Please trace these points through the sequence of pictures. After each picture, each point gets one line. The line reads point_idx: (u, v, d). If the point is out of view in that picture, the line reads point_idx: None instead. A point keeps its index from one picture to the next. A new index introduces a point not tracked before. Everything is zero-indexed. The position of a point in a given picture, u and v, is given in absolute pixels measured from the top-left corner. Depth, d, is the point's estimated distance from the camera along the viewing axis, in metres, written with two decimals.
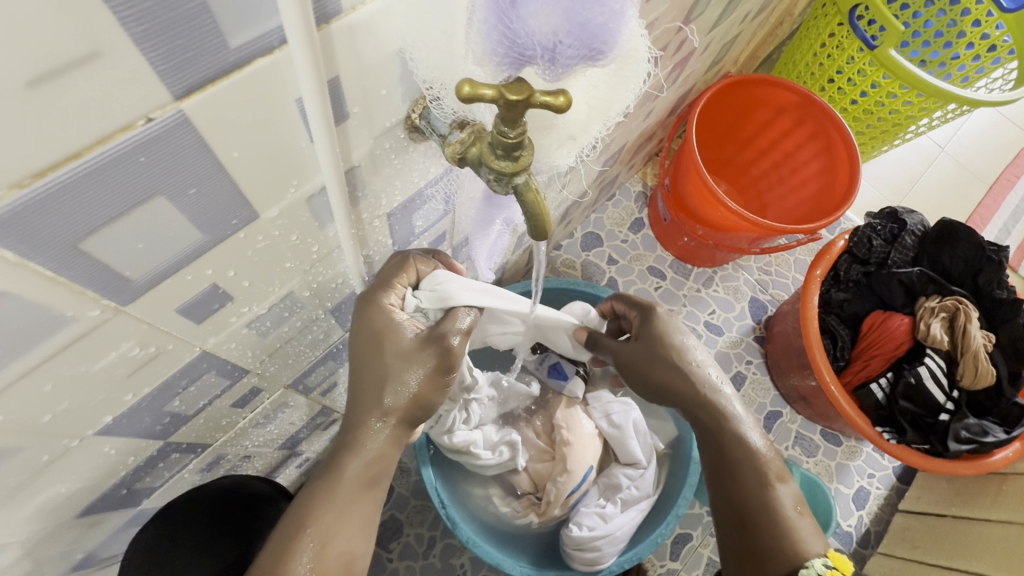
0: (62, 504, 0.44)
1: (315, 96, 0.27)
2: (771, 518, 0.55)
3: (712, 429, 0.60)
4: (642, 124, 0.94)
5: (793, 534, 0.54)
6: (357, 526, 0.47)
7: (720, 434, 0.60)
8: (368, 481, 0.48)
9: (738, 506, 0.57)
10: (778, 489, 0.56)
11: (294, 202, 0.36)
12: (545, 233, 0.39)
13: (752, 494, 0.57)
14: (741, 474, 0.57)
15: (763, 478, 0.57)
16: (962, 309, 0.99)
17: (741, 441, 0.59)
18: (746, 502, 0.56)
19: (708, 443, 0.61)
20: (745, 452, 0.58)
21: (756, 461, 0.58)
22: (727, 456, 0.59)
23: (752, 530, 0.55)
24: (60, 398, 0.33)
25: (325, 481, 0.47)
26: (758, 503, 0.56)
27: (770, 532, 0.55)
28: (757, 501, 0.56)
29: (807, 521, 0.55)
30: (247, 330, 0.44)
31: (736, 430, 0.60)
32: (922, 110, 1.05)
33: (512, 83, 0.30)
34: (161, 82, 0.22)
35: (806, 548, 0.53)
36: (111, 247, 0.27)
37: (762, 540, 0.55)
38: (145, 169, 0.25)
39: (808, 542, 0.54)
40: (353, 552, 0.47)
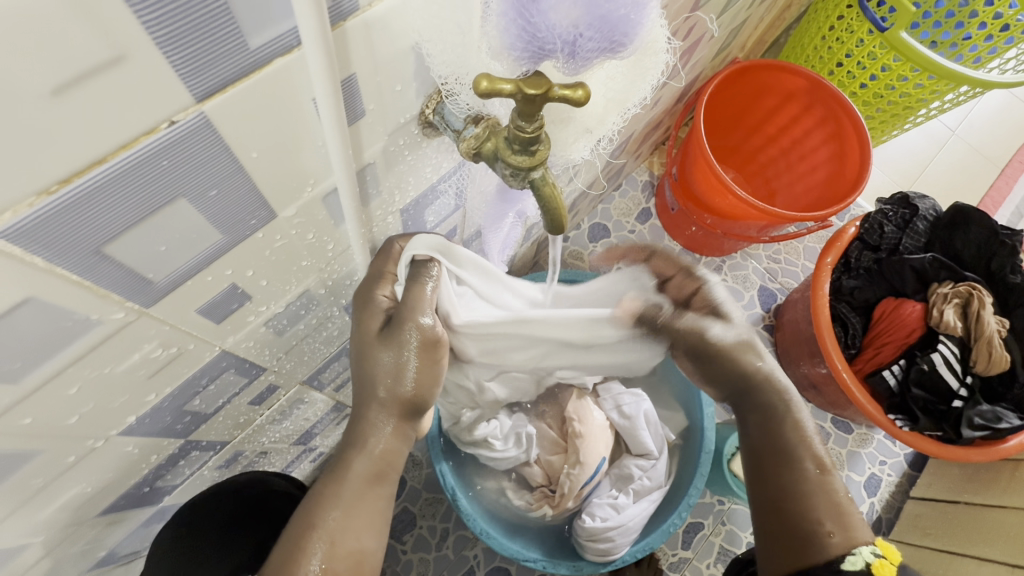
0: (90, 500, 0.45)
1: (329, 93, 0.27)
2: (820, 502, 0.53)
3: (762, 410, 0.58)
4: (650, 113, 0.93)
5: (843, 520, 0.52)
6: (365, 525, 0.47)
7: (772, 415, 0.57)
8: (379, 476, 0.48)
9: (785, 489, 0.54)
10: (830, 476, 0.54)
11: (310, 201, 0.36)
12: (562, 227, 0.38)
13: (800, 477, 0.54)
14: (789, 456, 0.55)
15: (815, 463, 0.54)
16: (976, 294, 0.98)
17: (796, 427, 0.56)
18: (795, 488, 0.54)
19: (760, 426, 0.58)
20: (795, 434, 0.56)
21: (808, 444, 0.55)
22: (780, 439, 0.56)
23: (796, 515, 0.53)
24: (85, 400, 0.34)
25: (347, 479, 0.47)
26: (808, 489, 0.53)
27: (819, 517, 0.52)
28: (804, 485, 0.54)
29: (856, 510, 0.53)
30: (264, 329, 0.45)
31: (792, 415, 0.57)
32: (934, 93, 1.03)
33: (530, 78, 0.30)
34: (183, 85, 0.22)
35: (857, 534, 0.51)
36: (133, 250, 0.27)
37: (809, 524, 0.52)
38: (165, 172, 0.25)
39: (858, 529, 0.52)
40: (364, 550, 0.46)
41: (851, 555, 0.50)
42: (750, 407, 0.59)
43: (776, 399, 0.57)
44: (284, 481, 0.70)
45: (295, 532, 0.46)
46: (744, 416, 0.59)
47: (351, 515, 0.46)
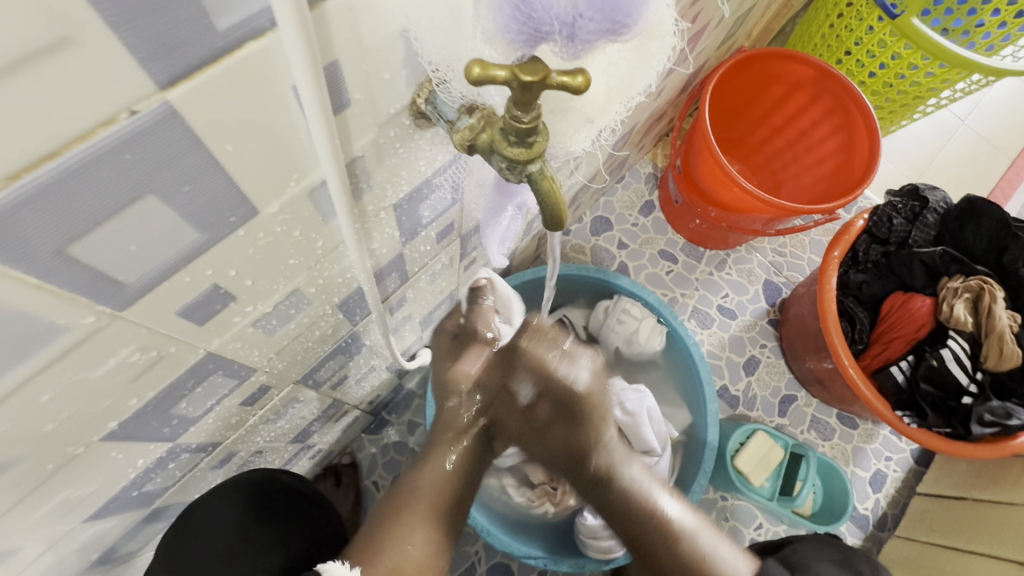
0: (76, 506, 0.44)
1: (310, 80, 0.25)
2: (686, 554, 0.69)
3: (627, 502, 0.73)
4: (653, 104, 0.91)
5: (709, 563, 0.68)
6: None
7: (627, 501, 0.73)
8: None
9: (657, 556, 0.70)
10: (684, 537, 0.70)
11: (296, 196, 0.34)
12: (561, 223, 0.36)
13: (663, 543, 0.70)
14: (647, 527, 0.72)
15: (667, 529, 0.71)
16: (988, 289, 0.95)
17: (643, 504, 0.73)
18: (661, 555, 0.70)
19: (618, 519, 0.74)
20: (642, 507, 0.73)
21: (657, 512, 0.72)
22: (629, 517, 0.73)
23: (677, 567, 0.69)
24: (61, 407, 0.32)
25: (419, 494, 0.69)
26: (671, 556, 0.70)
27: (690, 563, 0.68)
28: (668, 544, 0.70)
29: (721, 547, 0.70)
30: (253, 329, 0.43)
31: (639, 498, 0.73)
32: (945, 82, 1.00)
33: (526, 63, 0.28)
34: (144, 72, 0.20)
35: (725, 572, 0.67)
36: (100, 250, 0.26)
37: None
38: (131, 167, 0.23)
39: (723, 563, 0.68)
40: None
41: None
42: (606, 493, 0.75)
43: (623, 487, 0.74)
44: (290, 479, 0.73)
45: None
46: (607, 516, 0.75)
47: None
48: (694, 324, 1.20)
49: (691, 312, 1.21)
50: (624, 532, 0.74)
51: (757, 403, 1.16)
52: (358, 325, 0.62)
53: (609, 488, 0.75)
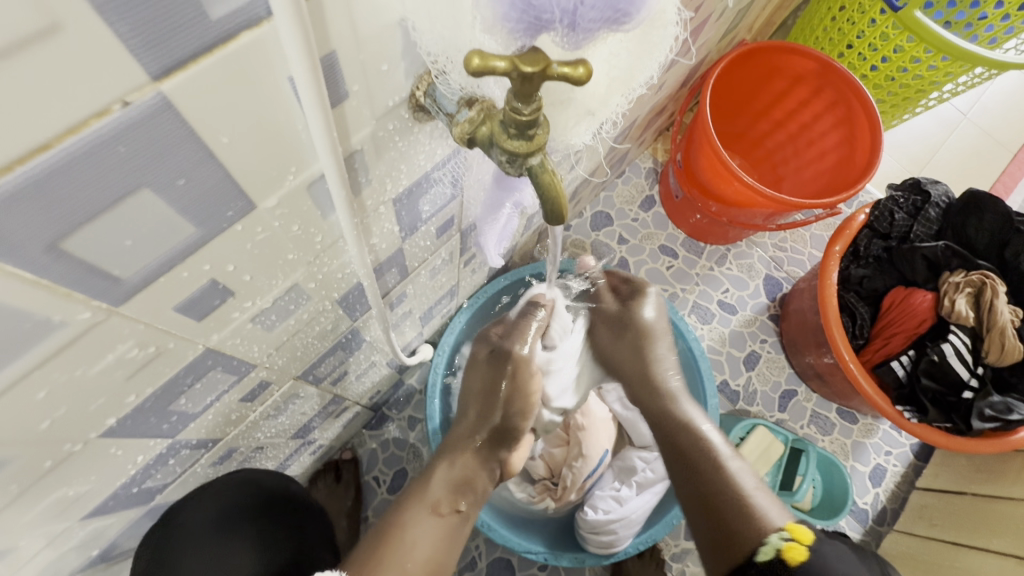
0: (73, 503, 0.44)
1: (307, 71, 0.25)
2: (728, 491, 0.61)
3: (672, 430, 0.68)
4: (654, 98, 0.90)
5: (752, 509, 0.59)
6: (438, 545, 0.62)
7: (676, 427, 0.68)
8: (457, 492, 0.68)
9: (700, 483, 0.63)
10: (730, 471, 0.62)
11: (294, 190, 0.33)
12: (562, 217, 0.36)
13: (707, 472, 0.63)
14: (692, 455, 0.65)
15: (713, 461, 0.63)
16: (989, 284, 0.95)
17: (694, 437, 0.66)
18: (704, 488, 0.62)
19: (666, 440, 0.69)
20: (693, 438, 0.66)
21: (701, 442, 0.66)
22: (682, 443, 0.66)
23: (718, 518, 0.60)
24: (57, 403, 0.32)
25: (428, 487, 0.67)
26: (715, 483, 0.62)
27: (735, 515, 0.59)
28: (712, 479, 0.62)
29: (767, 499, 0.60)
30: (252, 325, 0.43)
31: (685, 422, 0.68)
32: (947, 75, 0.99)
33: (526, 54, 0.27)
34: (136, 61, 0.20)
35: (768, 523, 0.57)
36: (94, 245, 0.25)
37: (728, 524, 0.59)
38: (124, 160, 0.23)
39: (768, 518, 0.58)
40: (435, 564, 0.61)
41: (763, 546, 0.55)
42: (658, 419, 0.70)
43: (682, 423, 0.68)
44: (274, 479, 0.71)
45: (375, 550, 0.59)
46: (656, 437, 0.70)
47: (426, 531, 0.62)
48: (695, 319, 1.20)
49: (692, 307, 1.21)
50: (668, 444, 0.68)
51: (757, 398, 1.16)
52: (358, 320, 0.61)
53: (656, 405, 0.71)
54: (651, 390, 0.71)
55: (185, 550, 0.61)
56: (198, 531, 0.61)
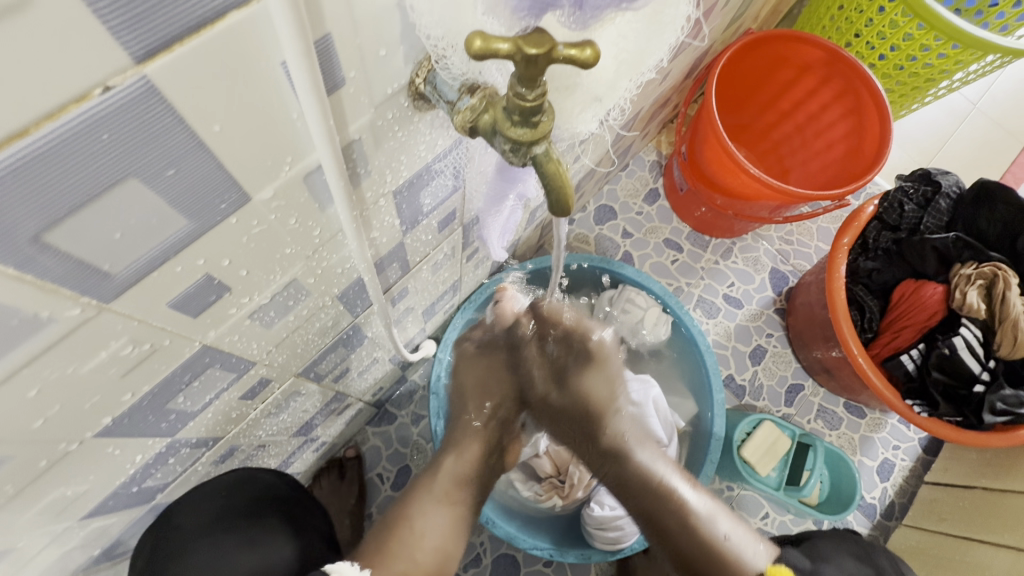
0: (71, 504, 0.43)
1: (300, 54, 0.23)
2: (699, 541, 0.65)
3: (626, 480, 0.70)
4: (659, 89, 0.89)
5: (728, 560, 0.63)
6: (446, 533, 0.69)
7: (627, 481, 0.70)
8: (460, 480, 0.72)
9: (675, 542, 0.66)
10: (702, 524, 0.66)
11: (289, 181, 0.32)
12: (567, 209, 0.35)
13: (675, 531, 0.66)
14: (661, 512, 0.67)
15: (680, 514, 0.66)
16: (1001, 275, 0.93)
17: (663, 500, 0.67)
18: (678, 545, 0.66)
19: (628, 495, 0.70)
20: (660, 494, 0.68)
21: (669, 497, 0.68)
22: (646, 504, 0.68)
23: (697, 566, 0.65)
24: (50, 403, 0.31)
25: (436, 481, 0.71)
26: (688, 542, 0.65)
27: (709, 561, 0.64)
28: (683, 535, 0.66)
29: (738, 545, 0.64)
30: (250, 321, 0.42)
31: (653, 482, 0.69)
32: (957, 64, 0.97)
33: (530, 35, 0.26)
34: (116, 41, 0.19)
35: (745, 568, 0.63)
36: (80, 238, 0.24)
37: (704, 575, 0.64)
38: (108, 148, 0.22)
39: (747, 562, 0.63)
40: (445, 550, 0.69)
41: None
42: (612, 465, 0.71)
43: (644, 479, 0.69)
44: (271, 478, 0.69)
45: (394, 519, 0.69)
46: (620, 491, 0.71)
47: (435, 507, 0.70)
48: (700, 313, 1.18)
49: (697, 301, 1.19)
50: (641, 510, 0.69)
51: (763, 393, 1.14)
52: (359, 316, 0.60)
53: (619, 463, 0.71)
54: (609, 453, 0.71)
55: (179, 553, 0.61)
56: (194, 530, 0.61)
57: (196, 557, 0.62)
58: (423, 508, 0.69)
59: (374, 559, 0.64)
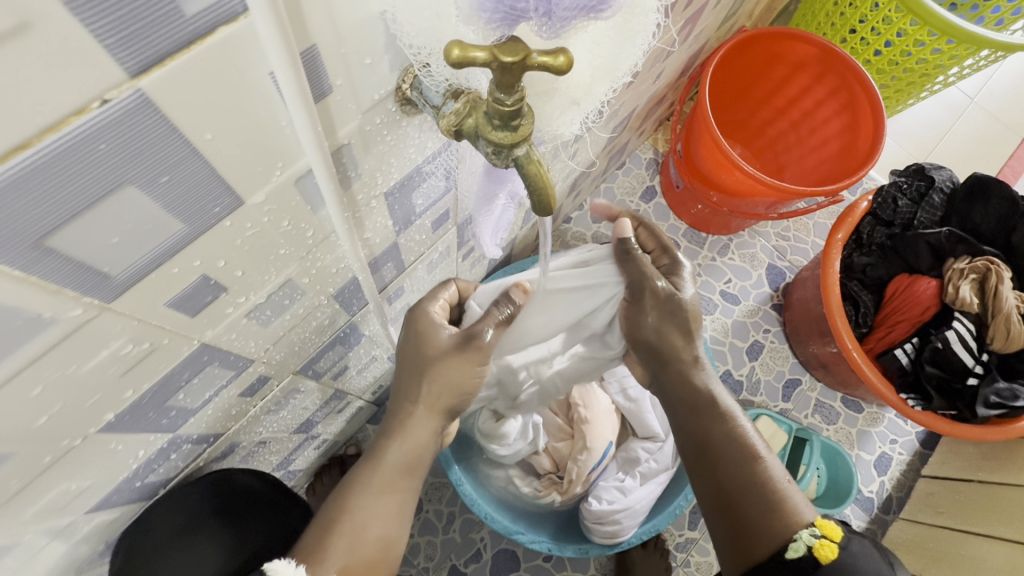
0: (76, 499, 0.45)
1: (287, 65, 0.25)
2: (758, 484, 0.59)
3: (689, 411, 0.63)
4: (652, 86, 0.89)
5: (780, 507, 0.58)
6: (390, 516, 0.56)
7: (696, 413, 0.63)
8: (406, 467, 0.57)
9: (728, 476, 0.60)
10: (763, 467, 0.60)
11: (281, 185, 0.33)
12: (550, 208, 0.36)
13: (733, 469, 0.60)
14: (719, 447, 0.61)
15: (744, 453, 0.60)
16: (994, 269, 0.94)
17: (730, 432, 0.61)
18: (731, 482, 0.60)
19: (689, 431, 0.64)
20: (721, 428, 0.62)
21: (735, 436, 0.61)
22: (709, 435, 0.62)
23: (742, 512, 0.59)
24: (53, 400, 0.33)
25: (376, 471, 0.56)
26: (746, 480, 0.59)
27: (760, 505, 0.58)
28: (739, 473, 0.60)
29: (795, 493, 0.59)
30: (246, 320, 0.43)
31: (720, 411, 0.63)
32: (952, 59, 0.97)
33: (506, 44, 0.27)
34: (111, 58, 0.20)
35: (796, 520, 0.57)
36: (81, 242, 0.26)
37: (752, 517, 0.58)
38: (105, 157, 0.23)
39: (799, 513, 0.57)
40: (388, 538, 0.55)
41: (795, 540, 0.55)
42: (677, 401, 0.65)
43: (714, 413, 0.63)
44: (250, 478, 0.71)
45: (329, 515, 0.55)
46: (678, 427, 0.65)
47: (380, 501, 0.56)
48: None
49: (694, 298, 1.20)
50: (695, 442, 0.63)
51: (760, 388, 1.15)
52: (356, 315, 0.62)
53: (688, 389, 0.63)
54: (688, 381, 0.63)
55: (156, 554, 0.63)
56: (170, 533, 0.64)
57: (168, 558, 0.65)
58: (361, 501, 0.55)
59: (312, 556, 0.52)
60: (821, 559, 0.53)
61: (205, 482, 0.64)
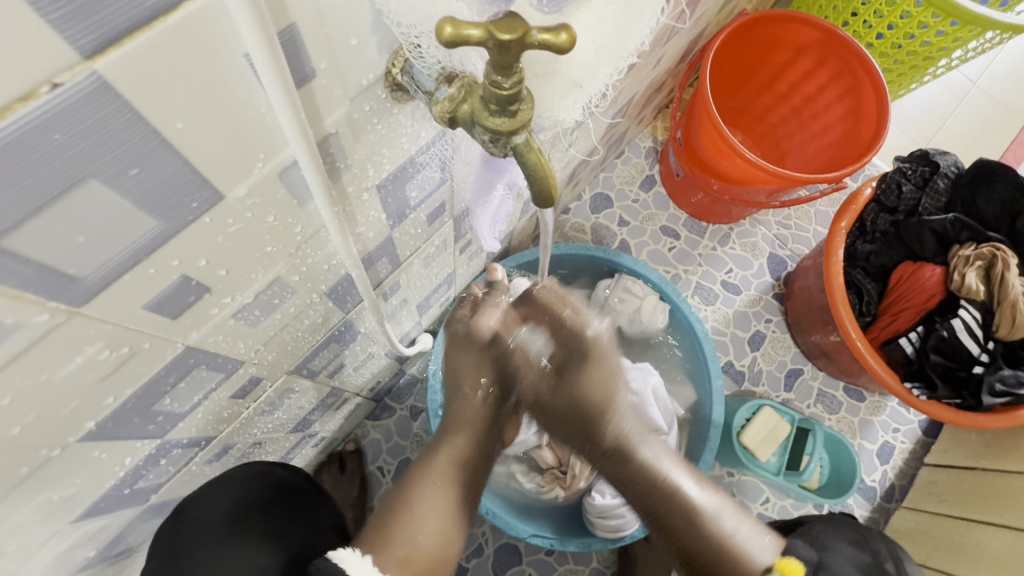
0: (60, 508, 0.43)
1: (264, 45, 0.23)
2: (709, 546, 0.60)
3: (630, 486, 0.62)
4: (652, 73, 0.87)
5: (739, 559, 0.59)
6: (444, 512, 0.59)
7: (631, 484, 0.62)
8: (459, 468, 0.61)
9: (682, 542, 0.61)
10: (709, 523, 0.60)
11: (264, 178, 0.31)
12: (551, 198, 0.34)
13: (683, 535, 0.61)
14: (666, 513, 0.61)
15: (687, 518, 0.61)
16: (1000, 256, 0.92)
17: (668, 495, 0.61)
18: (684, 544, 0.61)
19: (639, 504, 0.63)
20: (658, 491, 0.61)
21: (675, 503, 0.61)
22: (650, 505, 0.62)
23: (702, 570, 0.61)
24: (26, 409, 0.31)
25: (432, 463, 0.61)
26: (697, 544, 0.61)
27: (719, 565, 0.59)
28: (690, 538, 0.61)
29: (749, 542, 0.60)
30: (234, 321, 0.41)
31: (649, 473, 0.61)
32: (956, 41, 0.95)
33: (502, 20, 0.25)
34: (62, 38, 0.18)
35: (756, 566, 0.59)
36: (43, 242, 0.24)
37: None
38: (62, 149, 0.21)
39: (758, 558, 0.59)
40: (446, 533, 0.59)
41: None
42: (613, 462, 0.62)
43: (654, 481, 0.61)
44: (286, 472, 0.71)
45: (385, 508, 0.59)
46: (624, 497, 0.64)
47: (435, 491, 0.60)
48: (698, 301, 1.18)
49: (694, 288, 1.18)
50: (643, 506, 0.63)
51: (762, 378, 1.14)
52: (350, 312, 0.60)
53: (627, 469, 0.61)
54: (611, 457, 0.62)
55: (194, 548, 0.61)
56: (208, 522, 0.62)
57: (206, 553, 0.61)
58: (420, 494, 0.59)
59: (373, 545, 0.56)
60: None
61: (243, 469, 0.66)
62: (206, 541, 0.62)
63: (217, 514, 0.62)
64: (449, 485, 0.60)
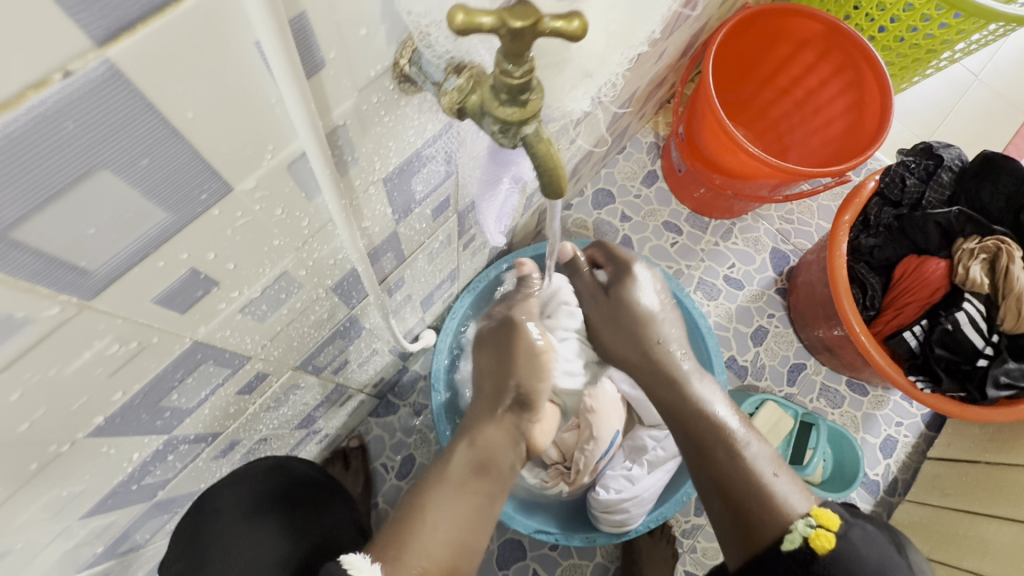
0: (68, 504, 0.43)
1: (275, 32, 0.22)
2: (745, 479, 0.62)
3: (675, 407, 0.70)
4: (654, 68, 0.87)
5: (771, 498, 0.60)
6: (462, 518, 0.63)
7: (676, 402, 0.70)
8: (480, 467, 0.67)
9: (718, 473, 0.64)
10: (749, 456, 0.63)
11: (272, 170, 0.31)
12: (560, 190, 0.34)
13: (722, 465, 0.64)
14: (707, 441, 0.66)
15: (728, 449, 0.64)
16: (1005, 249, 0.92)
17: (714, 431, 0.66)
18: (723, 477, 0.63)
19: (682, 430, 0.69)
20: (704, 421, 0.67)
21: (719, 436, 0.65)
22: (697, 433, 0.67)
23: (736, 505, 0.62)
24: (35, 404, 0.31)
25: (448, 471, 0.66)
26: (734, 475, 0.62)
27: (754, 500, 0.60)
28: (729, 468, 0.63)
29: (785, 487, 0.61)
30: (241, 316, 0.41)
31: (699, 410, 0.68)
32: (959, 33, 0.95)
33: (515, 8, 0.24)
34: (74, 24, 0.18)
35: (790, 511, 0.59)
36: (53, 233, 0.23)
37: (744, 509, 0.61)
38: (74, 138, 0.21)
39: (791, 504, 0.59)
40: (460, 541, 0.62)
41: (789, 529, 0.57)
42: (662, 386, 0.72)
43: (698, 409, 0.68)
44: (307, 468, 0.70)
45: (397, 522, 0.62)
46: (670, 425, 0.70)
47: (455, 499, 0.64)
48: (701, 296, 1.17)
49: (697, 283, 1.18)
50: (690, 440, 0.67)
51: (766, 373, 1.14)
52: (355, 308, 0.60)
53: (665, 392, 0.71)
54: (665, 382, 0.72)
55: (213, 537, 0.63)
56: (227, 514, 0.63)
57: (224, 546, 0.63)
58: (435, 501, 0.63)
59: (389, 551, 0.58)
60: (819, 549, 0.55)
61: (258, 464, 0.67)
62: (227, 532, 0.63)
63: (238, 506, 0.64)
64: (465, 498, 0.64)
